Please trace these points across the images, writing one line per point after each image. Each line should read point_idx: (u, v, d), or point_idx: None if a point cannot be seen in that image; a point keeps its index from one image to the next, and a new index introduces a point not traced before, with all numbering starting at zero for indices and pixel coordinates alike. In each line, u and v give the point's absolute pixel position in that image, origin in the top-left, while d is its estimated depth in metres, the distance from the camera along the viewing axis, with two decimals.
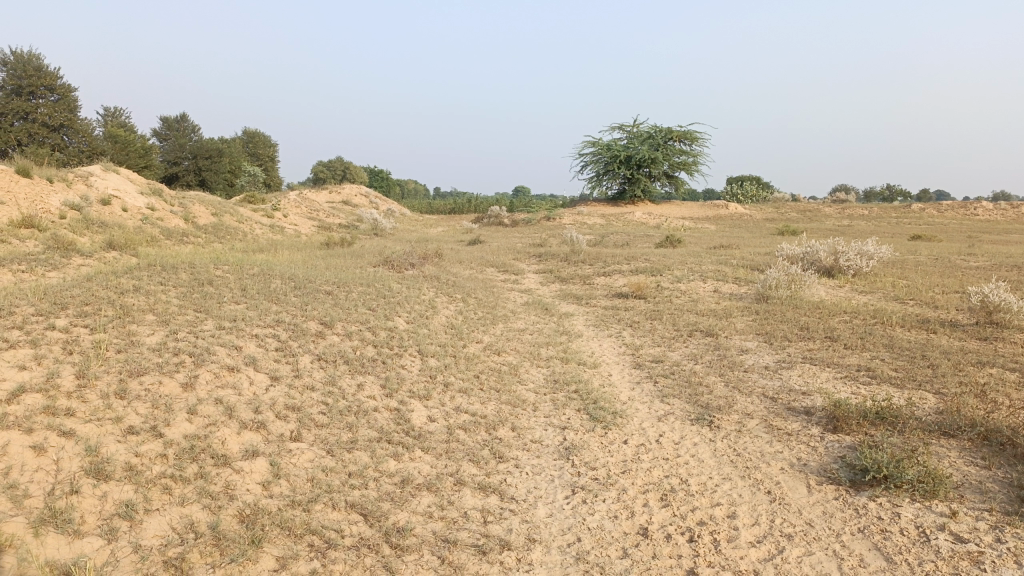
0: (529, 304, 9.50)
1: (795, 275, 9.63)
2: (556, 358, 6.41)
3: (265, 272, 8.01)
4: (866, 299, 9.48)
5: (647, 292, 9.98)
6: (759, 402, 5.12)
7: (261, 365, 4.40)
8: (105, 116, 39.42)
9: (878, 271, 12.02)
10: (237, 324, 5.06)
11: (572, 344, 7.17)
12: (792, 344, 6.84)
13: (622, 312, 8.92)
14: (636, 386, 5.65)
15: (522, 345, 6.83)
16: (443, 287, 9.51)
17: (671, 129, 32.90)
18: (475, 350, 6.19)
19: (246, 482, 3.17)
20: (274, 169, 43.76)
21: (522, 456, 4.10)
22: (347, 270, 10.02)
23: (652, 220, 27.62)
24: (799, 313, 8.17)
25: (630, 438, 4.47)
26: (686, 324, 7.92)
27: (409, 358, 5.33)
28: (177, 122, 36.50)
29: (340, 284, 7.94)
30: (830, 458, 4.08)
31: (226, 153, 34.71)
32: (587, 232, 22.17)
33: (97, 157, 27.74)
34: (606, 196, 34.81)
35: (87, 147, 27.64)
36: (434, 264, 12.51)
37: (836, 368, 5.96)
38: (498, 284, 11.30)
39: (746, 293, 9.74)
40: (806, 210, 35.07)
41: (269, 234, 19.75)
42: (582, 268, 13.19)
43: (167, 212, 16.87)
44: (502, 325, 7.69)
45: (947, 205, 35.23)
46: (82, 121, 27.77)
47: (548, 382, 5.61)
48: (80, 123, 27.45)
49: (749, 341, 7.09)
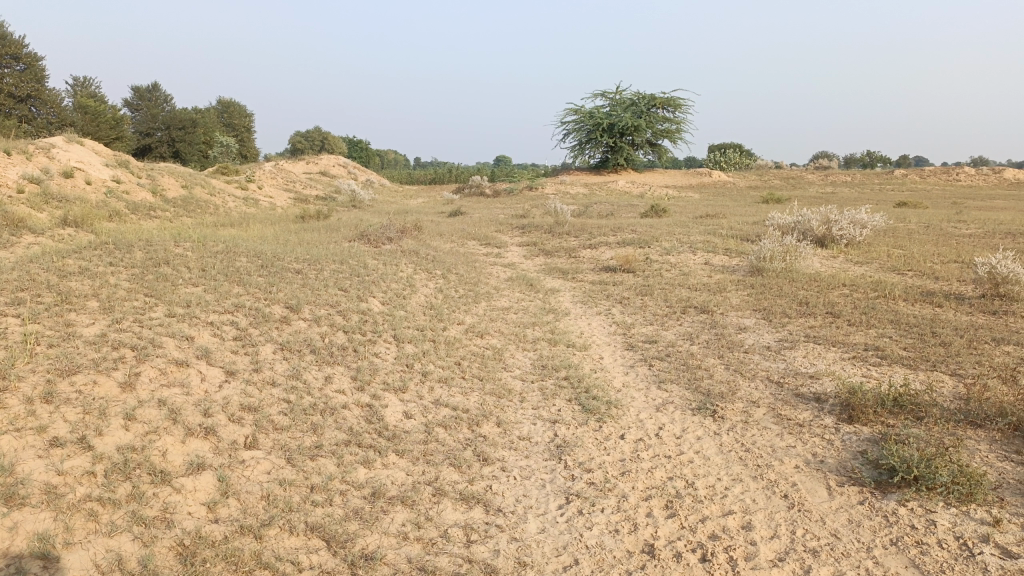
0: (513, 279, 9.04)
1: (790, 247, 9.22)
2: (543, 340, 5.97)
3: (230, 249, 7.49)
4: (863, 270, 9.10)
5: (636, 265, 9.54)
6: (764, 388, 4.72)
7: (215, 358, 3.93)
8: (74, 86, 38.19)
9: (871, 240, 11.66)
10: (191, 311, 4.56)
11: (559, 324, 6.73)
12: (793, 321, 6.45)
13: (611, 288, 8.49)
14: (631, 370, 5.23)
15: (506, 326, 6.38)
16: (421, 263, 9.01)
17: (654, 96, 32.28)
18: (455, 332, 5.73)
19: (188, 504, 2.73)
20: (249, 139, 42.69)
21: (508, 456, 3.68)
22: (321, 245, 9.49)
23: (636, 189, 27.14)
24: (796, 287, 7.77)
25: (627, 433, 4.06)
26: (679, 300, 7.50)
27: (383, 344, 4.87)
28: (148, 92, 35.37)
29: (310, 262, 7.43)
30: (849, 454, 3.69)
31: (200, 123, 33.71)
32: (570, 202, 21.68)
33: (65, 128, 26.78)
34: (589, 164, 34.24)
35: (56, 118, 26.67)
36: (413, 237, 11.98)
37: (843, 348, 5.57)
38: (479, 257, 10.81)
39: (739, 266, 9.32)
40: (790, 177, 34.70)
41: (243, 208, 19.08)
42: (567, 240, 12.72)
43: (135, 185, 16.18)
44: (485, 303, 7.23)
45: (930, 170, 35.01)
46: (50, 92, 26.77)
47: (535, 367, 5.18)
48: (48, 93, 26.48)
49: (746, 318, 6.69)
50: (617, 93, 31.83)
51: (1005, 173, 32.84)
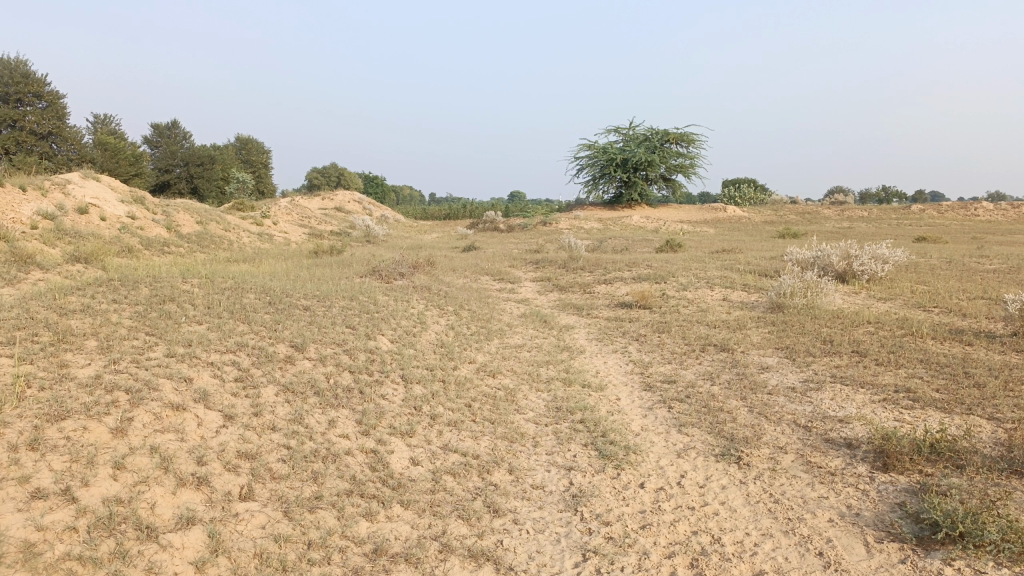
0: (526, 315, 8.85)
1: (810, 283, 8.99)
2: (558, 380, 5.75)
3: (238, 285, 7.35)
4: (887, 307, 8.85)
5: (653, 301, 9.33)
6: (791, 433, 4.47)
7: (213, 402, 3.75)
8: (95, 124, 38.80)
9: (893, 276, 11.40)
10: (191, 351, 4.40)
11: (574, 362, 6.51)
12: (817, 360, 6.21)
13: (627, 325, 8.27)
14: (649, 413, 5.00)
15: (519, 365, 6.17)
16: (433, 299, 8.84)
17: (668, 131, 32.31)
18: (467, 372, 5.53)
19: (175, 563, 2.53)
20: (266, 175, 43.04)
21: (521, 508, 3.45)
22: (332, 280, 9.36)
23: (650, 224, 27.01)
24: (819, 324, 7.52)
25: (647, 481, 3.83)
26: (698, 338, 7.27)
27: (391, 385, 4.68)
28: (167, 129, 35.79)
29: (319, 298, 7.27)
30: (886, 507, 3.44)
31: (217, 159, 34.03)
32: (584, 237, 21.56)
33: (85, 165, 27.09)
34: (603, 199, 34.18)
35: (76, 155, 27.00)
36: (426, 273, 11.83)
37: (872, 389, 5.32)
38: (492, 293, 10.63)
39: (758, 303, 9.09)
40: (805, 212, 34.47)
41: (256, 243, 19.08)
42: (582, 275, 12.53)
43: (149, 220, 16.20)
44: (497, 341, 7.03)
45: (948, 204, 34.68)
46: (71, 129, 27.15)
47: (549, 409, 4.96)
48: (69, 131, 26.85)
49: (768, 357, 6.45)
50: (631, 129, 31.90)
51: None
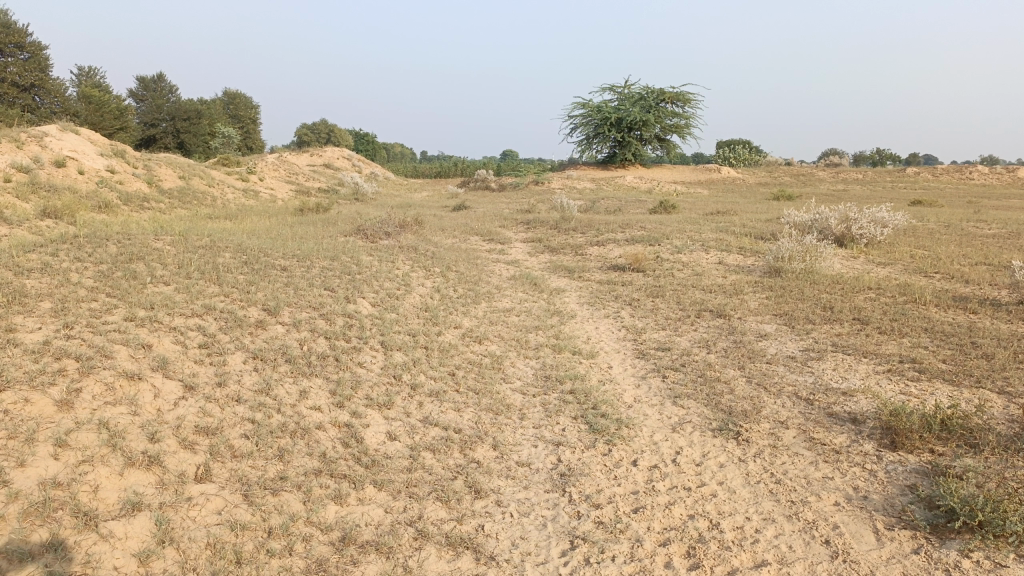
0: (516, 277, 8.56)
1: (809, 247, 8.72)
2: (547, 346, 5.49)
3: (213, 243, 7.02)
4: (887, 272, 8.60)
5: (647, 263, 9.05)
6: (793, 407, 4.23)
7: (174, 372, 3.48)
8: (79, 76, 37.87)
9: (892, 240, 11.15)
10: (154, 314, 4.11)
11: (564, 328, 6.25)
12: (817, 327, 5.96)
13: (619, 288, 8.00)
14: (643, 383, 4.75)
15: (506, 330, 5.90)
16: (419, 260, 8.53)
17: (664, 90, 31.70)
18: (451, 338, 5.25)
19: (117, 557, 2.29)
20: (254, 131, 42.22)
21: (505, 488, 3.21)
22: (315, 239, 9.04)
23: (643, 184, 26.62)
24: (818, 290, 7.27)
25: (640, 458, 3.59)
26: (693, 303, 7.01)
27: (369, 352, 4.40)
28: (153, 82, 34.89)
29: (299, 258, 6.95)
30: (896, 489, 3.21)
31: (204, 114, 33.27)
32: (576, 197, 21.20)
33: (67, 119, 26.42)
34: (596, 159, 33.70)
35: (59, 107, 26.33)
36: (413, 232, 11.50)
37: (875, 360, 5.08)
38: (481, 254, 10.32)
39: (755, 267, 8.82)
40: (799, 174, 34.10)
41: (241, 200, 18.63)
42: (574, 236, 12.23)
43: (130, 175, 15.74)
44: (485, 305, 6.76)
45: (943, 168, 34.37)
46: (53, 81, 26.44)
47: (537, 378, 4.70)
48: (52, 83, 26.17)
49: (766, 323, 6.20)
50: (626, 87, 31.30)
51: (1018, 172, 32.25)
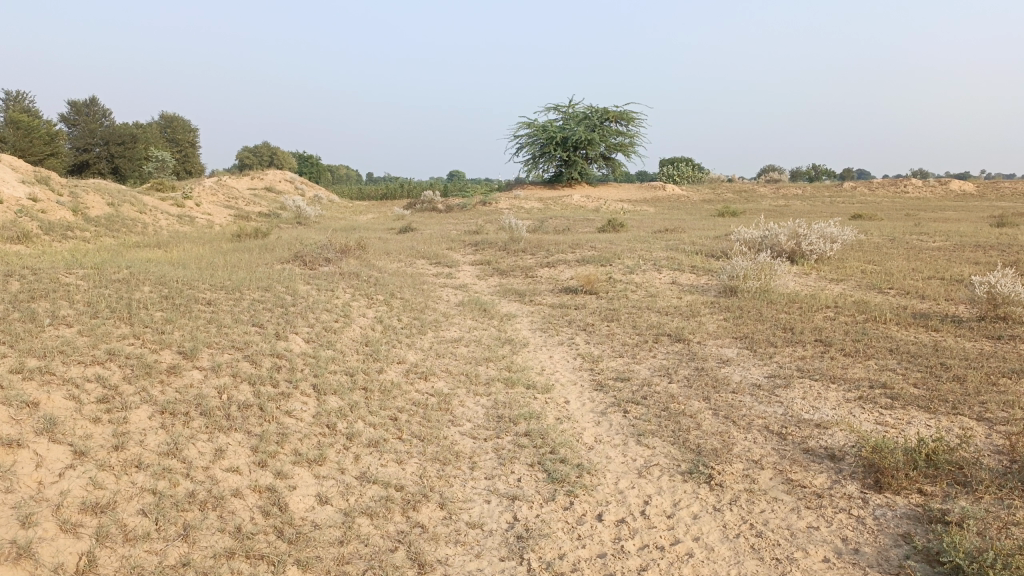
0: (463, 303, 8.14)
1: (764, 264, 8.52)
2: (498, 380, 5.08)
3: (133, 276, 6.44)
4: (842, 289, 8.45)
5: (599, 285, 8.73)
6: (765, 443, 3.90)
7: (62, 434, 2.97)
8: (6, 100, 36.38)
9: (842, 255, 11.09)
10: (45, 364, 3.58)
11: (516, 358, 5.85)
12: (780, 351, 5.69)
13: (572, 313, 7.65)
14: (603, 420, 4.38)
15: (454, 363, 5.47)
16: (361, 287, 8.05)
17: (608, 109, 31.79)
18: (394, 375, 4.81)
19: None
20: (193, 155, 41.06)
21: (453, 557, 2.78)
22: (249, 268, 8.49)
23: (590, 203, 26.51)
24: (777, 310, 7.03)
25: (605, 512, 3.20)
26: (650, 327, 6.69)
27: (299, 397, 3.92)
28: (85, 105, 33.57)
29: (228, 290, 6.41)
30: (889, 540, 2.90)
31: (140, 138, 32.16)
32: (524, 217, 20.93)
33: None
34: (543, 179, 33.61)
35: None
36: (356, 257, 10.99)
37: (844, 386, 4.81)
38: (428, 279, 9.88)
39: (709, 287, 8.57)
40: (742, 191, 34.52)
41: (175, 226, 17.83)
42: (523, 258, 11.87)
43: (53, 202, 14.86)
44: (431, 335, 6.32)
45: (879, 182, 35.21)
46: None
47: (488, 418, 4.28)
48: None
49: (727, 348, 5.90)
50: (571, 107, 31.33)
51: (950, 185, 33.26)
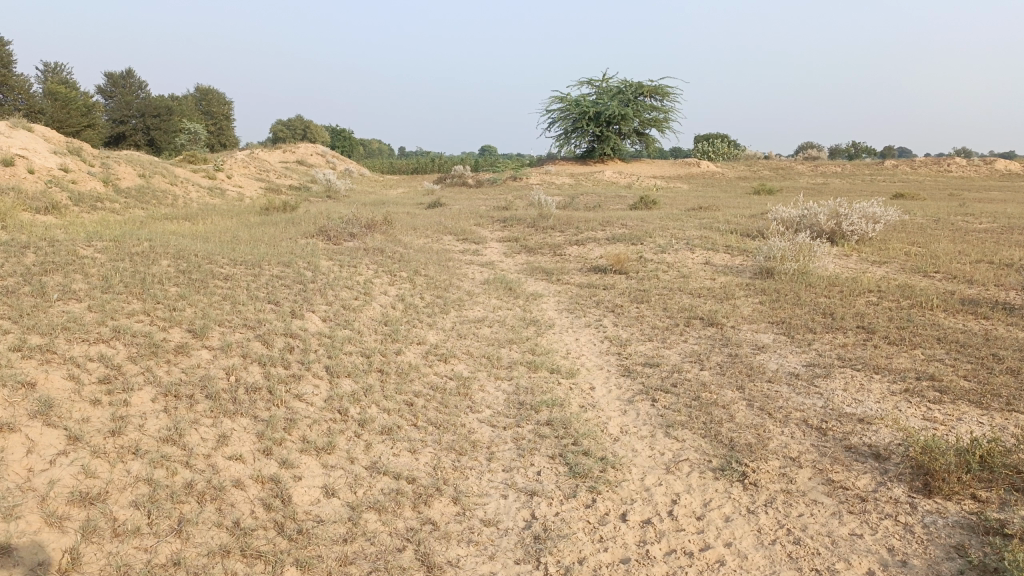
0: (489, 281, 7.94)
1: (802, 245, 8.18)
2: (521, 364, 4.87)
3: (152, 250, 6.33)
4: (884, 272, 8.07)
5: (629, 265, 8.46)
6: (804, 440, 3.65)
7: (58, 418, 2.84)
8: (45, 72, 36.80)
9: (884, 236, 10.67)
10: (48, 341, 3.45)
11: (540, 340, 5.64)
12: (819, 337, 5.40)
13: (601, 293, 7.39)
14: (630, 408, 4.16)
15: (476, 344, 5.27)
16: (385, 264, 7.87)
17: (641, 84, 31.16)
18: (413, 357, 4.63)
19: None
20: (227, 127, 41.23)
21: (465, 559, 2.60)
22: (274, 242, 8.37)
23: (622, 180, 26.08)
24: (815, 293, 6.72)
25: (630, 511, 2.99)
26: (681, 309, 6.43)
27: (311, 379, 3.76)
28: (122, 78, 33.77)
29: (248, 265, 6.28)
30: (940, 552, 2.65)
31: (175, 110, 32.31)
32: (554, 193, 20.62)
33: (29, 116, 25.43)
34: (575, 154, 33.16)
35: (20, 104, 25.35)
36: (382, 233, 10.83)
37: (889, 377, 4.53)
38: (454, 255, 9.69)
39: (744, 268, 8.25)
40: (778, 168, 33.74)
41: (206, 199, 17.85)
42: (552, 235, 11.62)
43: (85, 173, 14.91)
44: (454, 315, 6.12)
45: (921, 161, 34.17)
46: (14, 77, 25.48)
47: (509, 405, 4.08)
48: None
49: (762, 333, 5.63)
50: (604, 81, 30.77)
51: (996, 164, 32.14)
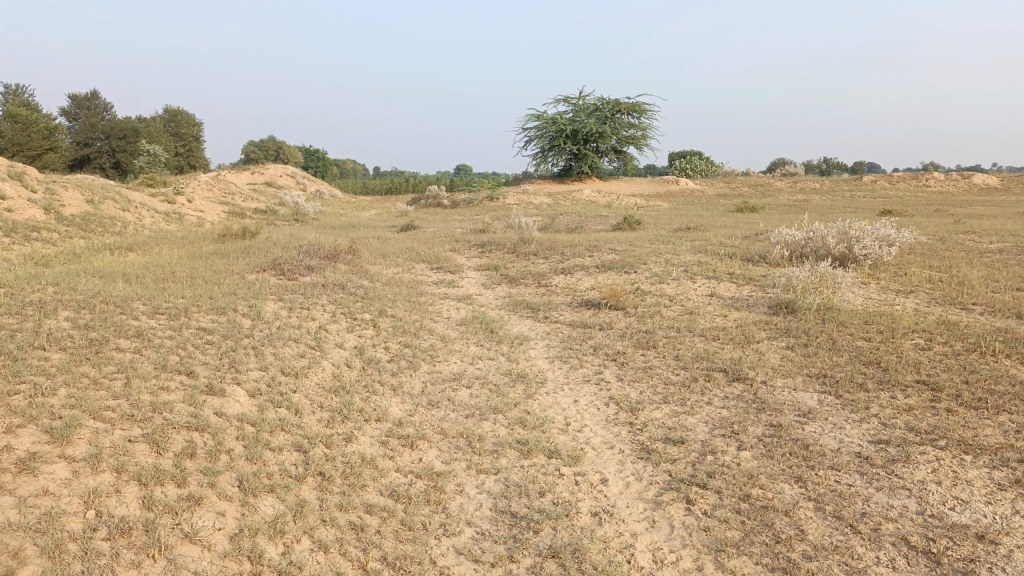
0: (467, 321, 6.86)
1: (823, 273, 7.19)
2: (510, 446, 3.77)
3: (54, 297, 5.17)
4: (915, 305, 7.10)
5: (626, 299, 7.41)
6: None
7: None
8: (6, 92, 35.45)
9: (899, 260, 9.73)
10: None
11: (532, 404, 4.55)
12: (876, 401, 4.37)
13: (597, 336, 6.33)
14: (662, 518, 3.08)
15: (452, 417, 4.16)
16: (345, 303, 6.76)
17: (619, 100, 30.39)
18: (368, 444, 3.52)
19: None
20: (197, 149, 39.94)
21: None
22: (218, 279, 7.23)
23: (602, 199, 25.18)
24: (851, 335, 5.70)
25: None
26: (698, 358, 5.39)
27: (215, 501, 2.64)
28: (85, 99, 32.40)
29: (172, 314, 5.14)
30: None
31: (142, 132, 30.98)
32: (533, 214, 19.62)
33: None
34: (552, 173, 32.31)
35: None
36: (346, 262, 9.71)
37: (988, 461, 3.49)
38: (426, 289, 8.59)
39: (756, 302, 7.23)
40: (757, 184, 33.08)
41: (161, 224, 16.60)
42: (535, 262, 10.57)
43: (24, 200, 13.60)
44: (424, 372, 5.01)
45: (900, 175, 33.69)
46: None
47: (499, 521, 2.98)
48: None
49: (803, 392, 4.59)
50: (580, 97, 30.01)
51: (975, 178, 31.70)
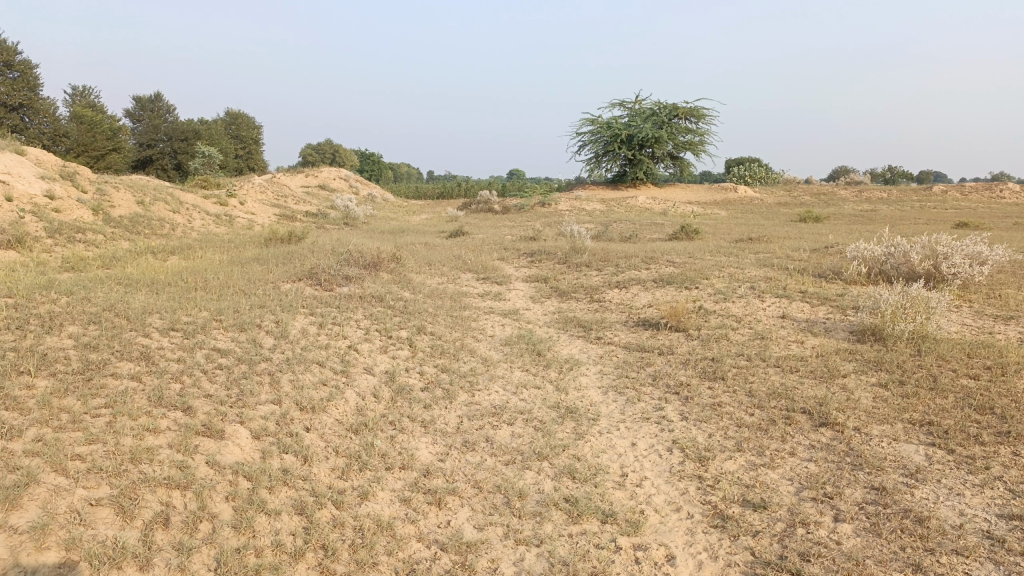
0: (512, 341, 6.27)
1: (915, 295, 6.37)
2: (557, 506, 3.17)
3: (65, 310, 4.76)
4: (1020, 334, 6.24)
5: (688, 319, 6.73)
6: None
7: None
8: (75, 94, 36.37)
9: (992, 280, 8.79)
10: None
11: (583, 449, 3.93)
12: (1000, 459, 3.62)
13: (657, 362, 5.68)
14: None
15: (490, 465, 3.56)
16: (381, 318, 6.25)
17: (676, 105, 29.49)
18: (386, 503, 2.95)
19: None
20: (256, 152, 40.38)
21: None
22: (250, 289, 6.80)
23: (657, 206, 24.35)
24: (954, 372, 4.92)
25: None
26: (774, 395, 4.69)
27: None
28: (149, 102, 32.92)
29: (187, 330, 4.68)
30: None
31: (202, 134, 31.32)
32: (586, 221, 18.93)
33: (50, 140, 24.70)
34: (606, 178, 31.57)
35: (49, 128, 25.23)
36: (389, 271, 9.23)
37: None
38: (470, 301, 8.04)
39: (836, 327, 6.47)
40: (820, 192, 31.77)
41: (210, 227, 16.46)
42: (588, 274, 9.94)
43: (74, 201, 13.52)
44: (461, 403, 4.43)
45: (973, 185, 31.90)
46: (43, 101, 25.49)
47: None
48: (42, 103, 25.25)
49: (905, 444, 3.86)
50: (637, 102, 29.21)
51: None
